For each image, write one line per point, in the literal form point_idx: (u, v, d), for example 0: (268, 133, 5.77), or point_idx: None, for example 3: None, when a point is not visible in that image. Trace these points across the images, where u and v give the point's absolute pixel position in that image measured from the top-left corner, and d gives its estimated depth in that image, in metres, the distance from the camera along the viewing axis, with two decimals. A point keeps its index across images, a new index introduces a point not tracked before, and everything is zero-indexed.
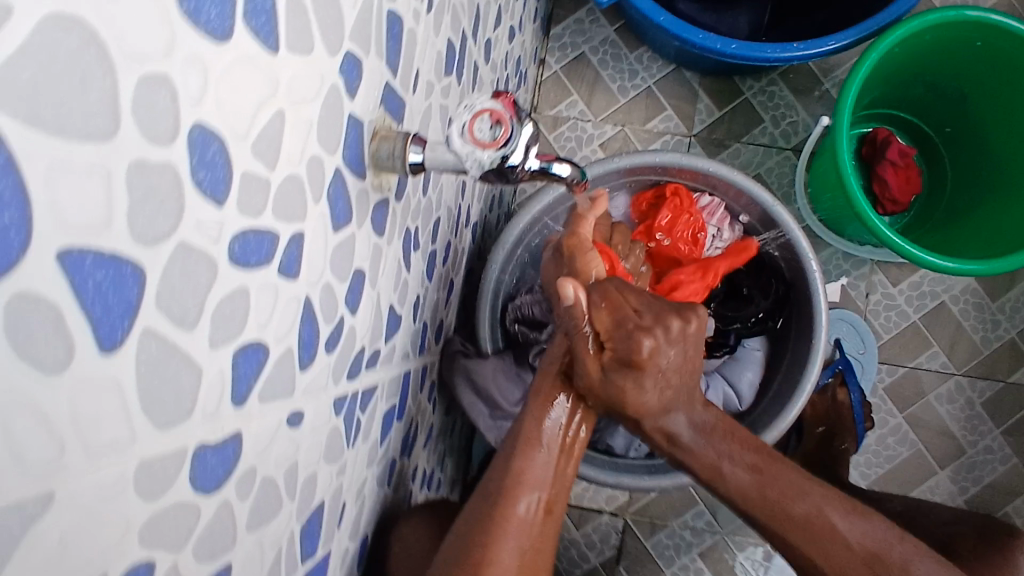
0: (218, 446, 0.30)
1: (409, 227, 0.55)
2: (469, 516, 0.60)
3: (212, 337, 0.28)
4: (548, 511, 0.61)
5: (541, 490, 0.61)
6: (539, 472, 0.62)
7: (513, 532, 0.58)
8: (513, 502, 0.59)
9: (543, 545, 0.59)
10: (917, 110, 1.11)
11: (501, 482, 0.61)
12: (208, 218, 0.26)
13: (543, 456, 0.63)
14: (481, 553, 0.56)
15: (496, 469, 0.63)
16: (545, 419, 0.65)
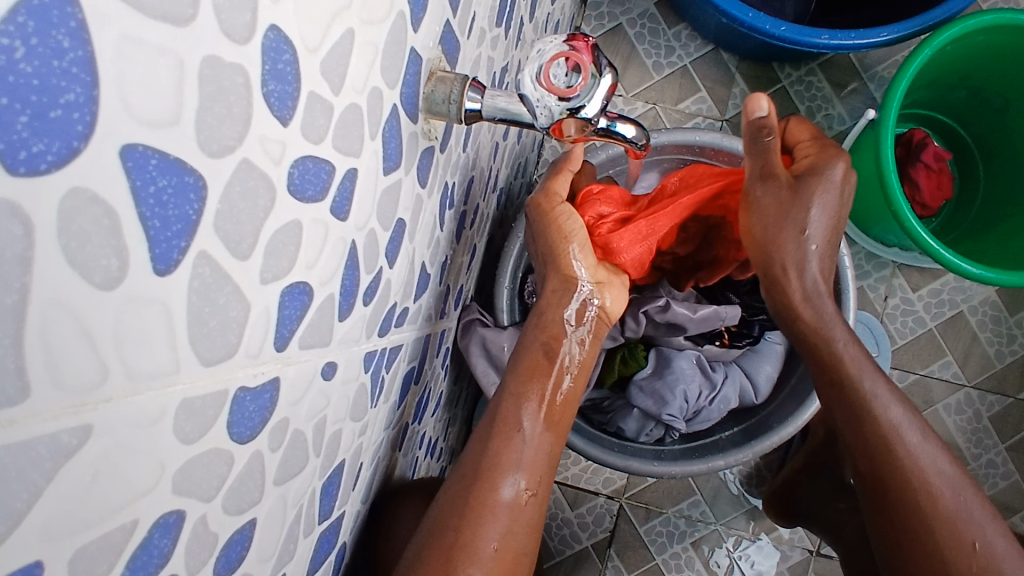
0: (257, 391, 0.28)
1: (448, 181, 0.52)
2: (443, 496, 0.54)
3: (264, 271, 0.26)
4: (530, 494, 0.53)
5: (521, 474, 0.54)
6: (517, 453, 0.54)
7: (493, 518, 0.51)
8: (490, 486, 0.52)
9: (525, 532, 0.52)
10: (957, 115, 1.09)
11: (476, 462, 0.54)
12: (272, 137, 0.24)
13: (521, 440, 0.55)
14: (455, 536, 0.50)
15: (473, 444, 0.55)
16: (524, 399, 0.56)
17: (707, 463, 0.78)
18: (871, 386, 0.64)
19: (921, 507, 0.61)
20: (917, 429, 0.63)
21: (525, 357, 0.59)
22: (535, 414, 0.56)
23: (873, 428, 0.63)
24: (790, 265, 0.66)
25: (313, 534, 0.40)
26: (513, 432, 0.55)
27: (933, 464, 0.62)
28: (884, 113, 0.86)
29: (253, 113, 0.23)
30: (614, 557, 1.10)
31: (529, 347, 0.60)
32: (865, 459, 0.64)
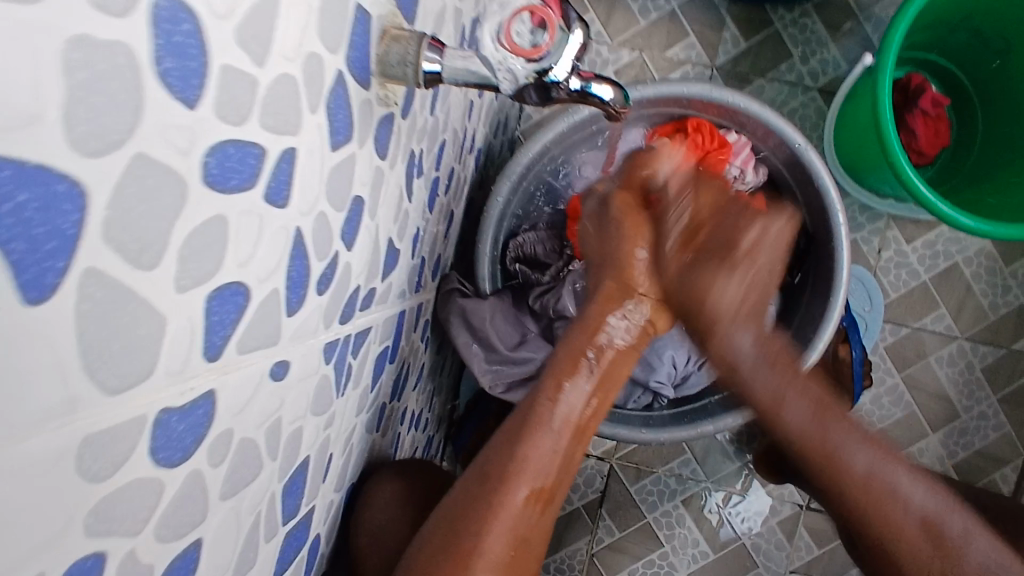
0: (186, 409, 0.25)
1: (414, 149, 0.48)
2: (457, 497, 0.51)
3: (179, 278, 0.22)
4: (548, 501, 0.51)
5: (542, 480, 0.51)
6: (544, 458, 0.51)
7: (502, 523, 0.48)
8: (508, 493, 0.49)
9: (537, 538, 0.50)
10: (956, 58, 1.04)
11: (500, 464, 0.51)
12: (177, 123, 0.20)
13: (551, 439, 0.52)
14: (466, 542, 0.48)
15: (494, 445, 0.52)
16: (563, 399, 0.53)
17: (697, 427, 0.76)
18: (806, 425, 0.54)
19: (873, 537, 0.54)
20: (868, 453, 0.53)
21: (567, 354, 0.55)
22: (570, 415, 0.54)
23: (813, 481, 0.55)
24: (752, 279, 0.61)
25: (277, 536, 0.38)
26: (542, 429, 0.52)
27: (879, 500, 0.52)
28: (882, 57, 0.82)
29: (145, 97, 0.19)
30: (606, 516, 1.10)
31: (572, 348, 0.55)
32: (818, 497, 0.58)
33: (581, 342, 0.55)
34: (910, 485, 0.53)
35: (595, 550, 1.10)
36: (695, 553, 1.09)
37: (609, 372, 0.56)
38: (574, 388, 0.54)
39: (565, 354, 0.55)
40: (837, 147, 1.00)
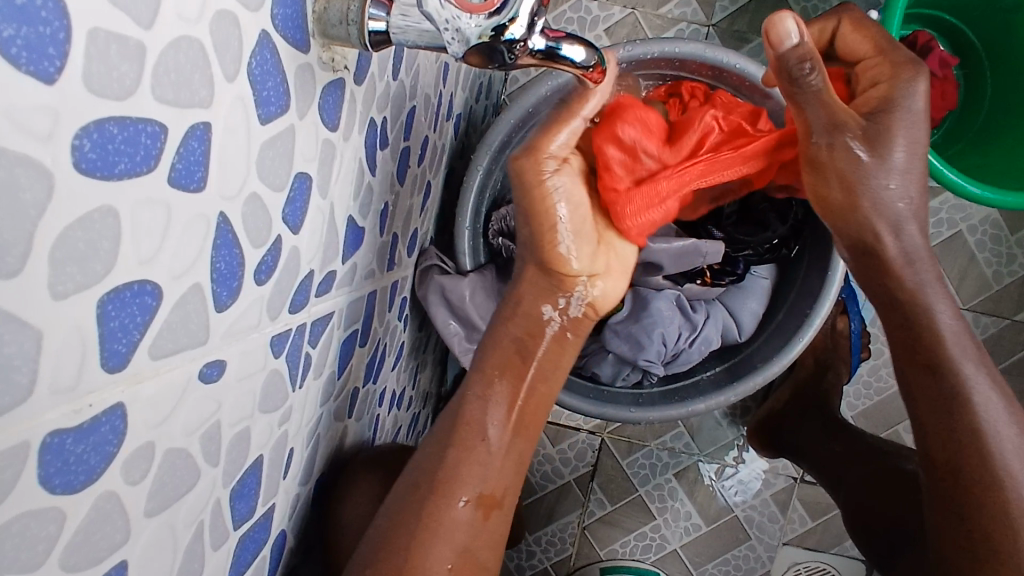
0: (83, 430, 0.22)
1: (375, 118, 0.44)
2: (389, 507, 0.50)
3: (54, 282, 0.19)
4: (488, 512, 0.50)
5: (480, 488, 0.50)
6: (479, 467, 0.51)
7: (445, 538, 0.48)
8: (444, 504, 0.49)
9: (486, 546, 0.50)
10: (964, 15, 0.99)
11: (431, 473, 0.50)
12: (30, 103, 0.17)
13: (484, 450, 0.52)
14: (404, 557, 0.47)
15: (427, 453, 0.52)
16: (491, 399, 0.53)
17: (685, 408, 0.74)
18: (971, 372, 0.54)
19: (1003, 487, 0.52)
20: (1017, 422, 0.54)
21: (497, 347, 0.55)
22: (503, 418, 0.53)
23: (964, 418, 0.53)
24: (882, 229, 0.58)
25: (228, 542, 0.35)
26: (475, 442, 0.52)
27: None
28: (887, 15, 0.77)
29: None
30: (597, 490, 1.09)
31: (501, 342, 0.56)
32: (945, 445, 0.54)
33: (500, 331, 0.56)
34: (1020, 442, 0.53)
35: (586, 523, 1.09)
36: (688, 525, 1.08)
37: (547, 355, 0.56)
38: (499, 388, 0.54)
39: (494, 350, 0.55)
40: None
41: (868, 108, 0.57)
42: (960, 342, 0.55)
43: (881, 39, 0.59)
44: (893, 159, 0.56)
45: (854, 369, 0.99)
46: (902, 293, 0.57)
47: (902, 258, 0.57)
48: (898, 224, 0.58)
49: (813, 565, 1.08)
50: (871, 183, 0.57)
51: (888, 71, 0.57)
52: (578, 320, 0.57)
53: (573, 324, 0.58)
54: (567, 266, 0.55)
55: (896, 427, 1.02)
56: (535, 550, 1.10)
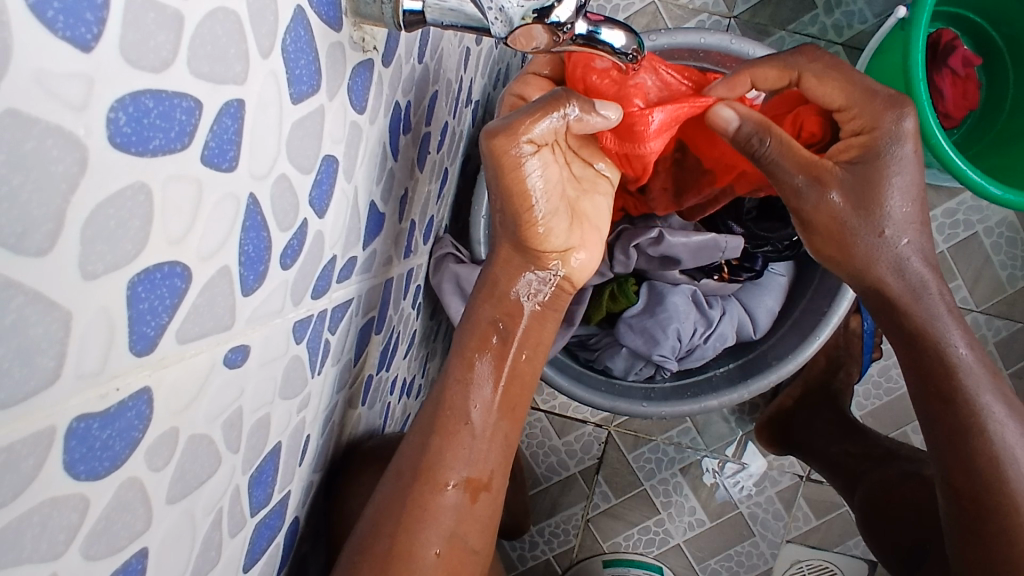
0: (109, 415, 0.21)
1: (399, 101, 0.43)
2: (378, 494, 0.49)
3: (84, 262, 0.18)
4: (475, 494, 0.49)
5: (467, 471, 0.49)
6: (464, 451, 0.49)
7: (434, 524, 0.47)
8: (428, 490, 0.48)
9: (475, 531, 0.49)
10: (989, 13, 0.97)
11: (415, 460, 0.49)
12: (65, 71, 0.16)
13: (468, 435, 0.49)
14: (389, 542, 0.47)
15: (411, 439, 0.50)
16: (471, 384, 0.50)
17: (699, 402, 0.73)
18: (988, 402, 0.56)
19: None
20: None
21: (472, 328, 0.51)
22: (487, 403, 0.50)
23: (981, 449, 0.56)
24: (886, 270, 0.57)
25: (244, 530, 0.35)
26: (459, 427, 0.49)
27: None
28: (915, 12, 0.76)
29: (12, 38, 0.14)
30: (602, 483, 1.09)
31: (478, 322, 0.51)
32: (965, 475, 0.56)
33: (477, 316, 0.51)
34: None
35: (590, 515, 1.09)
36: (692, 520, 1.08)
37: (524, 337, 0.52)
38: (481, 369, 0.51)
39: (471, 331, 0.51)
40: None
41: (847, 157, 0.56)
42: (979, 371, 0.57)
43: (858, 84, 0.55)
44: (884, 205, 0.55)
45: (865, 369, 0.99)
46: (913, 328, 0.57)
47: (908, 296, 0.57)
48: (900, 264, 0.57)
49: (816, 564, 1.07)
50: (862, 232, 0.56)
51: (868, 119, 0.55)
52: (552, 296, 0.53)
53: (554, 302, 0.53)
54: (545, 243, 0.51)
55: (904, 428, 1.02)
56: (538, 540, 1.10)
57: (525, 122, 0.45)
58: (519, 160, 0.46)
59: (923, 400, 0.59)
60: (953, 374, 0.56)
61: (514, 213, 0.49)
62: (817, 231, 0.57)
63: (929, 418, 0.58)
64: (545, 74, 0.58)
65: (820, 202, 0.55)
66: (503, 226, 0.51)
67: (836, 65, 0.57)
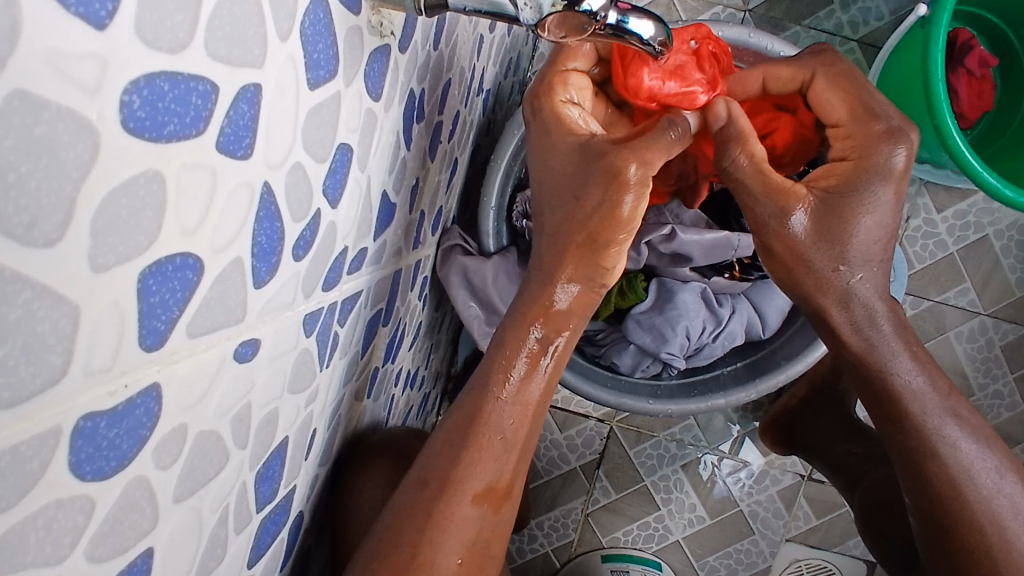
0: (117, 413, 0.20)
1: (414, 89, 0.42)
2: (397, 502, 0.48)
3: (94, 253, 0.17)
4: (499, 506, 0.48)
5: (493, 485, 0.48)
6: (494, 462, 0.48)
7: (455, 534, 0.46)
8: (454, 502, 0.46)
9: (497, 537, 0.49)
10: (1007, 14, 0.96)
11: (442, 471, 0.47)
12: (77, 51, 0.15)
13: (500, 448, 0.48)
14: (411, 551, 0.45)
15: (436, 447, 0.49)
16: (508, 401, 0.49)
17: (707, 401, 0.73)
18: (939, 423, 0.55)
19: (989, 533, 0.54)
20: (994, 467, 0.55)
21: (513, 339, 0.50)
22: (518, 417, 0.49)
23: (936, 472, 0.55)
24: (835, 301, 0.55)
25: (250, 526, 0.34)
26: (491, 440, 0.48)
27: (1012, 507, 0.54)
28: (937, 9, 0.75)
29: (22, 12, 0.13)
30: (603, 478, 1.08)
31: (516, 336, 0.50)
32: (924, 496, 0.56)
33: (519, 332, 0.50)
34: (984, 480, 0.55)
35: (589, 510, 1.09)
36: (692, 517, 1.08)
37: (568, 347, 0.51)
38: (536, 385, 0.50)
39: (503, 344, 0.50)
40: None
41: (826, 184, 0.53)
42: (931, 395, 0.56)
43: (858, 105, 0.54)
44: (850, 239, 0.52)
45: None
46: (857, 356, 0.56)
47: (850, 329, 0.56)
48: (849, 298, 0.55)
49: (815, 563, 1.07)
50: (817, 262, 0.53)
51: (861, 144, 0.53)
52: (593, 304, 0.52)
53: (582, 308, 0.51)
54: (615, 262, 0.50)
55: None
56: (537, 534, 1.09)
57: (648, 148, 0.46)
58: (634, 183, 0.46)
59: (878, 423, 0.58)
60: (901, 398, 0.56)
61: (604, 235, 0.48)
62: (775, 256, 0.55)
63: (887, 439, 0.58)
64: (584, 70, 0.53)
65: (783, 227, 0.53)
66: (578, 241, 0.49)
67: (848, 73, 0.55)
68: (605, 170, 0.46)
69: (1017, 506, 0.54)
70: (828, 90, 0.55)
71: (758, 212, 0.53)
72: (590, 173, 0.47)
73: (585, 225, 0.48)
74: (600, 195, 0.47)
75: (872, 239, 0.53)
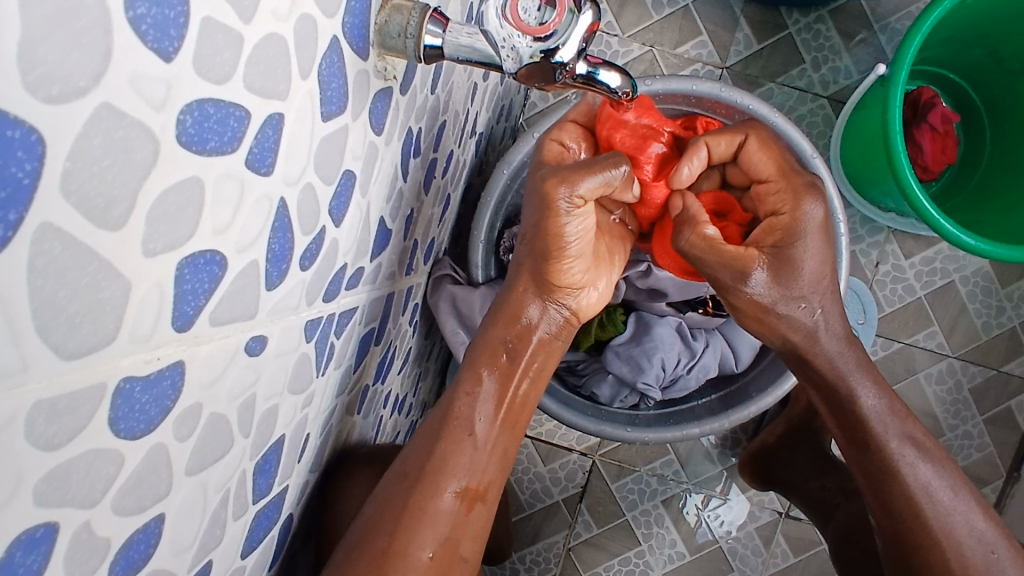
0: (150, 380, 0.24)
1: (412, 127, 0.47)
2: (379, 494, 0.51)
3: (147, 240, 0.21)
4: (472, 501, 0.51)
5: (467, 478, 0.51)
6: (465, 457, 0.51)
7: (430, 525, 0.49)
8: (429, 493, 0.49)
9: (467, 539, 0.51)
10: (969, 75, 1.03)
11: (419, 463, 0.51)
12: (152, 77, 0.19)
13: (470, 445, 0.52)
14: (387, 540, 0.48)
15: (417, 443, 0.52)
16: (478, 397, 0.53)
17: (682, 430, 0.76)
18: (897, 446, 0.59)
19: (944, 552, 0.57)
20: (948, 486, 0.59)
21: (484, 345, 0.55)
22: (489, 418, 0.53)
23: (897, 489, 0.59)
24: (800, 337, 0.59)
25: (246, 515, 0.37)
26: (463, 435, 0.52)
27: (967, 525, 0.58)
28: (894, 69, 0.81)
29: (114, 44, 0.18)
30: (585, 512, 1.10)
31: (488, 341, 0.55)
32: (888, 515, 0.60)
33: (493, 337, 0.55)
34: (945, 499, 0.58)
35: (571, 544, 1.10)
36: (671, 553, 1.09)
37: (531, 356, 0.56)
38: (514, 385, 0.55)
39: (481, 348, 0.55)
40: (841, 156, 0.99)
41: (772, 241, 0.57)
42: (896, 415, 0.60)
43: (784, 162, 0.59)
44: (800, 280, 0.56)
45: None
46: (827, 383, 0.60)
47: (822, 360, 0.59)
48: (813, 332, 0.59)
49: None
50: (782, 310, 0.57)
51: (789, 199, 0.57)
52: (559, 327, 0.57)
53: (553, 324, 0.57)
54: (564, 278, 0.55)
55: None
56: (518, 568, 1.10)
57: (578, 175, 0.50)
58: (563, 206, 0.50)
59: (846, 448, 0.62)
60: (864, 425, 0.59)
61: (543, 249, 0.53)
62: (743, 312, 0.59)
63: (853, 462, 0.61)
64: (580, 122, 0.63)
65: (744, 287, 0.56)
66: (528, 259, 0.55)
67: (772, 140, 0.60)
68: (539, 192, 0.51)
69: (971, 523, 0.58)
70: (756, 153, 0.60)
71: (718, 276, 0.57)
72: (533, 196, 0.52)
73: (542, 247, 0.53)
74: (540, 215, 0.52)
75: (818, 281, 0.57)
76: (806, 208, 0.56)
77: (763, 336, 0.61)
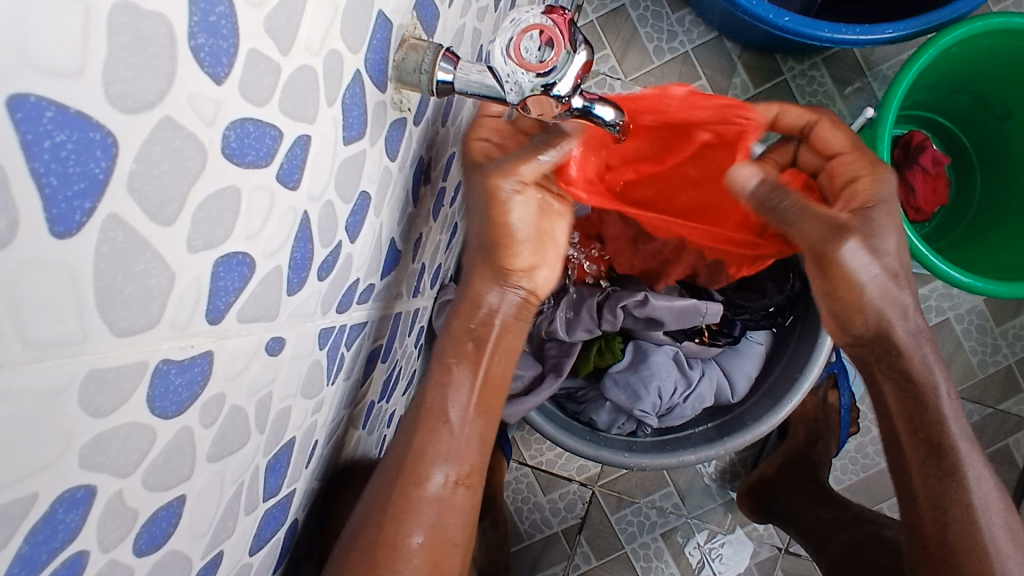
0: (184, 365, 0.26)
1: (423, 156, 0.50)
2: (374, 486, 0.55)
3: (192, 238, 0.24)
4: (459, 484, 0.55)
5: (451, 465, 0.55)
6: (443, 446, 0.55)
7: (416, 511, 0.53)
8: (419, 487, 0.54)
9: (455, 525, 0.55)
10: (960, 121, 1.07)
11: (402, 454, 0.55)
12: (205, 96, 0.22)
13: (446, 431, 0.56)
14: (377, 532, 0.53)
15: (398, 439, 0.56)
16: (449, 387, 0.56)
17: (678, 456, 0.80)
18: (961, 445, 0.63)
19: (990, 557, 0.61)
20: (1000, 506, 0.63)
21: (450, 338, 0.57)
22: (463, 406, 0.57)
23: (958, 495, 0.62)
24: (895, 313, 0.61)
25: (256, 511, 0.39)
26: (438, 424, 0.56)
27: (1007, 536, 0.62)
28: (882, 112, 0.85)
29: (177, 68, 0.21)
30: (584, 543, 1.10)
31: (455, 332, 0.57)
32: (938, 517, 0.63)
33: (460, 331, 0.57)
34: (997, 513, 0.62)
35: None
36: None
37: (495, 341, 0.58)
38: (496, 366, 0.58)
39: (449, 337, 0.58)
40: None
41: (851, 200, 0.61)
42: (957, 420, 0.63)
43: (857, 139, 0.65)
44: (887, 242, 0.59)
45: (843, 443, 1.04)
46: (907, 373, 0.63)
47: (910, 343, 0.62)
48: (904, 310, 0.62)
49: None
50: (871, 291, 0.60)
51: (867, 166, 0.62)
52: (518, 310, 0.58)
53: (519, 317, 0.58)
54: (515, 263, 0.56)
55: (880, 505, 1.05)
56: None
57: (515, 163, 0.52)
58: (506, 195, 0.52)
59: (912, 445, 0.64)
60: (931, 422, 0.63)
61: (492, 242, 0.55)
62: (842, 300, 0.62)
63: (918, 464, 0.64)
64: None
65: (842, 248, 0.58)
66: (477, 250, 0.57)
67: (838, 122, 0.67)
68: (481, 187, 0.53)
69: (1012, 536, 0.62)
70: (829, 130, 0.66)
71: (812, 236, 0.59)
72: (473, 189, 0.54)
73: (492, 243, 0.55)
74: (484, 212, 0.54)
75: (896, 257, 0.60)
76: (883, 174, 0.61)
77: (845, 309, 0.62)
